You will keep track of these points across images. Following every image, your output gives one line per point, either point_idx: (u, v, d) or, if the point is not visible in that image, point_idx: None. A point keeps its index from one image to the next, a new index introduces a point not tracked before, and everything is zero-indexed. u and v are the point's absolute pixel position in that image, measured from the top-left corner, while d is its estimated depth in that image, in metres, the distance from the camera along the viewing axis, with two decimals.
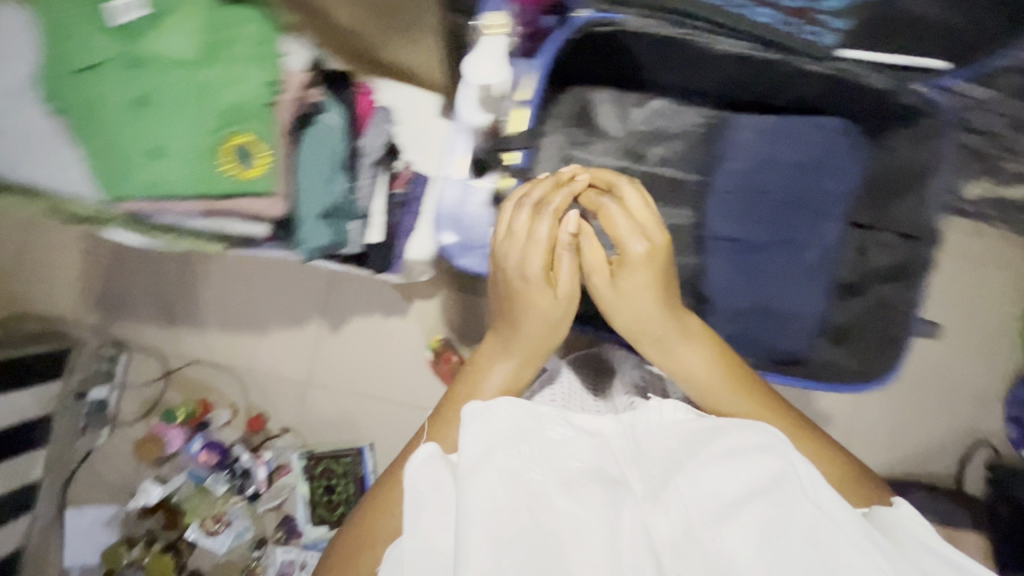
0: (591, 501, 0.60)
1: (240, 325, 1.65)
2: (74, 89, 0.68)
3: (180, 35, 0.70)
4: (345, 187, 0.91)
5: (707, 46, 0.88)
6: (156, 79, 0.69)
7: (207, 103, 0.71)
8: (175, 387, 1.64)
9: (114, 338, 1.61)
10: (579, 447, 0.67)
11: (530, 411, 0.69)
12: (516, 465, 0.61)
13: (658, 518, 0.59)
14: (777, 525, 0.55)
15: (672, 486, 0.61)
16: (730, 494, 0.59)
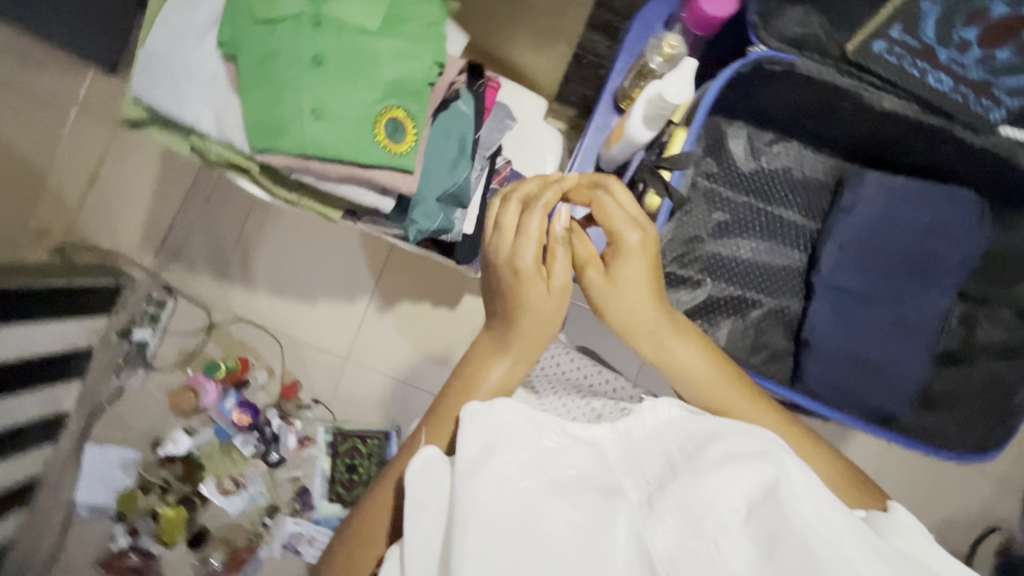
0: (577, 511, 0.59)
1: (291, 290, 1.65)
2: (251, 35, 0.68)
3: (365, 5, 0.70)
4: (466, 175, 0.91)
5: (876, 102, 0.90)
6: (334, 42, 0.69)
7: (377, 74, 0.70)
8: (215, 341, 1.63)
9: (165, 282, 1.61)
10: (575, 454, 0.65)
11: (525, 419, 0.66)
12: (499, 471, 0.60)
13: (655, 529, 0.57)
14: (767, 537, 0.54)
15: (665, 503, 0.59)
16: (722, 509, 0.56)
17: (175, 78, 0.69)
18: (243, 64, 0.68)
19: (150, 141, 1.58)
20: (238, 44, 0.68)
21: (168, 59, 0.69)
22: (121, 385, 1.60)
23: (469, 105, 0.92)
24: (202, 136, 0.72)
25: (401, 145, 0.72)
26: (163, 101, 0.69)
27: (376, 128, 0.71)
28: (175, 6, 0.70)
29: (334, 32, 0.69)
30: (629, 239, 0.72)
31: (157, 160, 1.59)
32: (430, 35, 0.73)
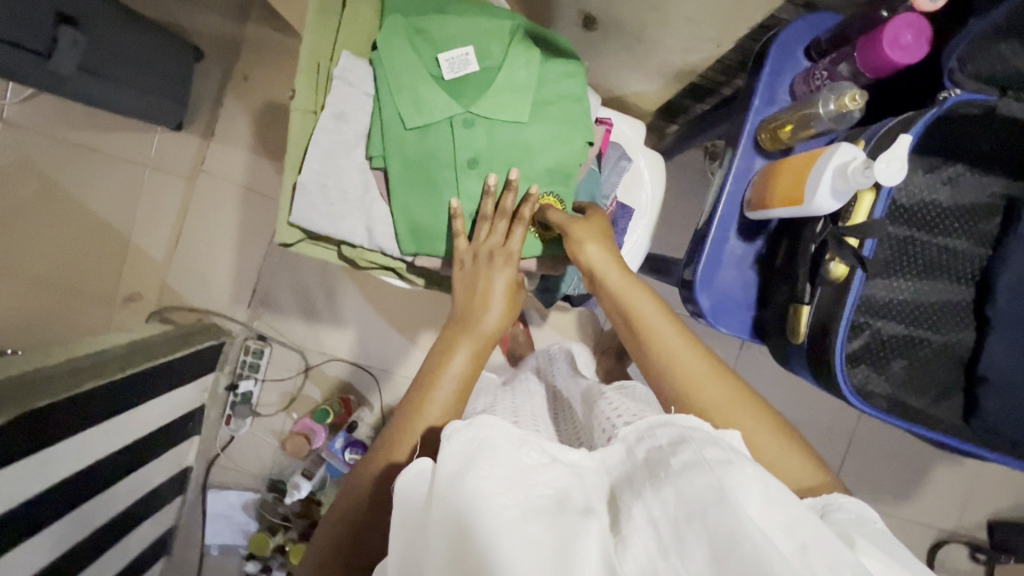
0: (549, 532, 0.48)
1: (379, 325, 1.65)
2: (408, 143, 0.71)
3: (513, 94, 0.73)
4: None
5: None
6: (486, 140, 0.73)
7: (528, 165, 0.74)
8: (313, 382, 1.66)
9: (259, 331, 1.63)
10: (553, 472, 0.53)
11: (504, 431, 0.54)
12: (455, 475, 0.50)
13: (628, 558, 0.46)
14: (727, 554, 0.43)
15: (637, 520, 0.48)
16: (677, 522, 0.46)
17: (331, 197, 0.72)
18: (399, 170, 0.72)
19: (226, 196, 1.58)
20: (390, 152, 0.71)
21: (321, 181, 0.72)
22: (231, 433, 1.65)
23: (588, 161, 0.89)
24: (364, 248, 0.76)
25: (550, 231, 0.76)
26: (321, 220, 0.72)
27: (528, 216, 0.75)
28: (323, 124, 0.72)
29: (484, 130, 0.73)
30: (592, 247, 0.71)
31: (235, 212, 1.59)
32: (576, 115, 0.75)
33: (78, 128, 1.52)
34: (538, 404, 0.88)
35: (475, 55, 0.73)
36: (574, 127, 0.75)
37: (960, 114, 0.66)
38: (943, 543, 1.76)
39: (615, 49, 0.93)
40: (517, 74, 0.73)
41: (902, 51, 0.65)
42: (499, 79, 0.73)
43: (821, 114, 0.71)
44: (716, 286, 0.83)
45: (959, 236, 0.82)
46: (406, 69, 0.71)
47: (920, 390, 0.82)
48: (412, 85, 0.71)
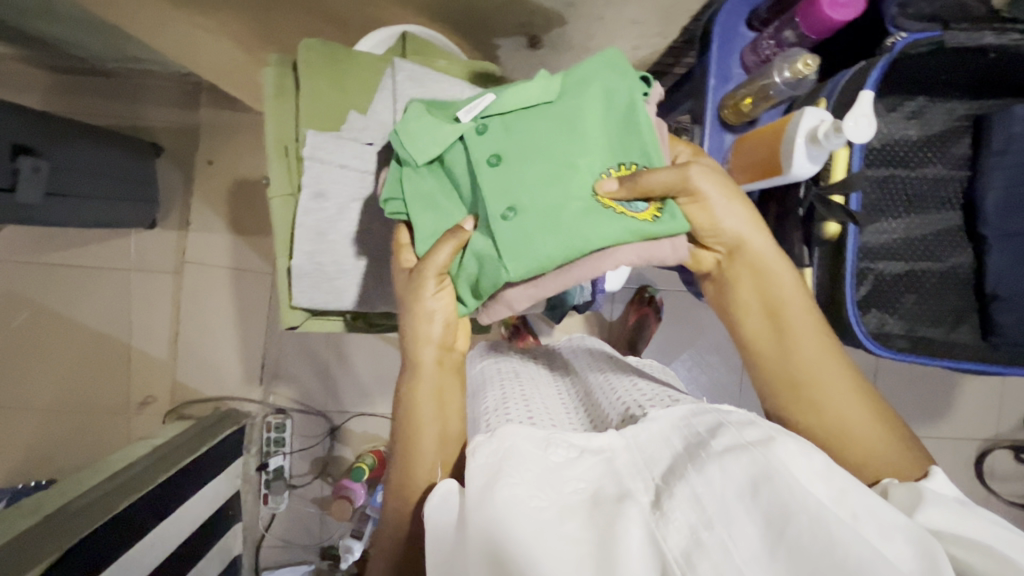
0: (592, 527, 0.48)
1: (393, 371, 1.65)
2: (428, 191, 0.65)
3: (533, 92, 0.63)
4: None
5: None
6: (513, 139, 0.61)
7: (584, 153, 0.60)
8: (342, 441, 1.66)
9: (278, 406, 1.63)
10: (583, 466, 0.56)
11: (525, 436, 0.56)
12: (488, 483, 0.51)
13: (677, 536, 0.46)
14: (778, 515, 0.44)
15: (683, 497, 0.48)
16: (725, 496, 0.47)
17: (328, 273, 0.73)
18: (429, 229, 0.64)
19: (216, 281, 1.58)
20: (409, 199, 0.64)
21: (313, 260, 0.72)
22: (272, 510, 1.64)
23: None
24: (370, 314, 0.79)
25: (645, 210, 0.61)
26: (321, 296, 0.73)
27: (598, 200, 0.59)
28: (303, 205, 0.72)
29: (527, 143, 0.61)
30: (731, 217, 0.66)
31: (228, 294, 1.58)
32: (615, 85, 0.63)
33: (57, 250, 1.55)
34: (552, 393, 0.88)
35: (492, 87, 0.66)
36: (623, 108, 0.63)
37: (913, 54, 0.68)
38: (987, 451, 1.77)
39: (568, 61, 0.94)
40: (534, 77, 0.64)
41: (841, 11, 0.67)
42: (517, 88, 0.63)
43: (776, 83, 0.73)
44: None
45: (936, 165, 0.84)
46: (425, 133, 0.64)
47: (932, 323, 0.84)
48: (436, 143, 0.63)
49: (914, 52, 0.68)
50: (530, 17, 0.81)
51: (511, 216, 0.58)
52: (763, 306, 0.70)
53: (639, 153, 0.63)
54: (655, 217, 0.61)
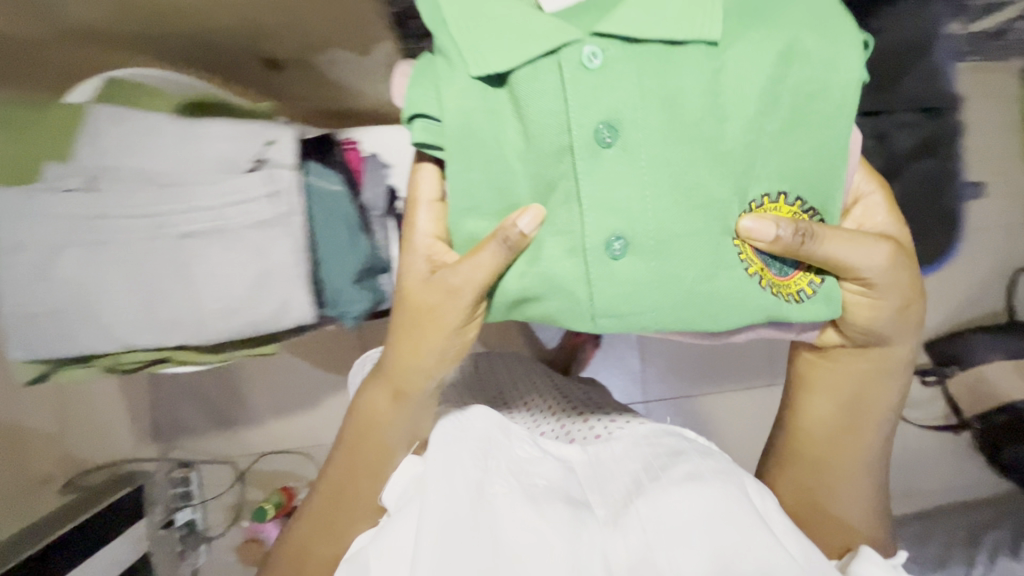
0: (551, 507, 0.73)
1: (291, 404, 1.65)
2: (489, 130, 0.62)
3: (690, 61, 0.61)
4: (369, 247, 0.91)
5: None
6: (638, 101, 0.60)
7: (699, 168, 0.62)
8: (253, 484, 1.65)
9: (179, 460, 1.62)
10: (544, 465, 0.82)
11: (499, 429, 0.86)
12: (480, 477, 0.77)
13: (615, 533, 0.70)
14: (679, 517, 0.69)
15: (627, 507, 0.72)
16: (645, 502, 0.71)
17: None
18: (487, 201, 0.65)
19: None
20: (466, 144, 0.62)
21: None
22: (192, 566, 1.61)
23: (324, 183, 0.88)
24: (119, 351, 0.79)
25: (763, 261, 0.67)
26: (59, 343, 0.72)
27: (739, 245, 0.66)
28: None
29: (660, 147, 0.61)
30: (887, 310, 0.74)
31: None
32: (842, 63, 0.62)
33: None
34: (549, 412, 1.03)
35: (630, 22, 0.61)
36: (791, 89, 0.62)
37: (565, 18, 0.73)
38: None
39: None
40: (698, 23, 0.61)
41: None
42: (659, 69, 0.61)
43: None
44: None
45: None
46: (555, 82, 0.60)
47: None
48: (510, 58, 0.61)
49: None
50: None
51: (617, 247, 0.62)
52: (852, 398, 0.82)
53: (807, 181, 0.67)
54: (803, 289, 0.70)
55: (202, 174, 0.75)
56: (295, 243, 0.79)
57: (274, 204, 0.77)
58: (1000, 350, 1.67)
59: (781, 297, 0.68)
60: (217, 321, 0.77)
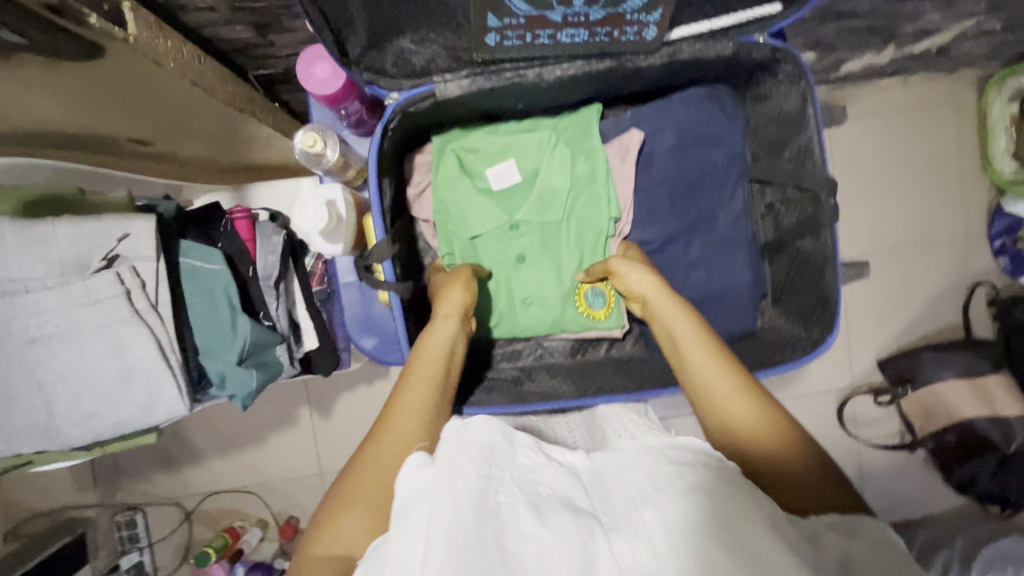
0: (563, 531, 0.41)
1: (231, 445, 1.56)
2: (459, 244, 0.77)
3: (555, 181, 0.76)
4: (250, 325, 0.86)
5: (535, 82, 0.66)
6: (538, 224, 0.77)
7: (567, 270, 0.77)
8: (200, 524, 1.57)
9: (125, 504, 1.57)
10: (552, 472, 0.47)
11: (504, 430, 0.49)
12: (482, 483, 0.43)
13: (625, 555, 0.41)
14: (738, 537, 0.41)
15: (638, 521, 0.43)
16: (693, 514, 0.43)
17: None
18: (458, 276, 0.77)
19: None
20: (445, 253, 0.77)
21: None
22: None
23: (201, 261, 0.85)
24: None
25: (602, 308, 0.78)
26: None
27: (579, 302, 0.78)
28: None
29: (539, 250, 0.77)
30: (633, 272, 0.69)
31: None
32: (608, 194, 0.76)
33: None
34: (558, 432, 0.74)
35: (517, 164, 0.76)
36: (605, 223, 0.76)
37: (414, 112, 0.66)
38: None
39: (203, 151, 0.89)
40: (552, 167, 0.76)
41: (315, 83, 0.65)
42: (541, 185, 0.76)
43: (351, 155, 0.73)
44: (355, 323, 0.84)
45: None
46: (457, 197, 0.76)
47: (582, 355, 0.85)
48: (459, 195, 0.76)
49: (419, 108, 0.66)
50: (127, 135, 0.77)
51: (523, 304, 0.78)
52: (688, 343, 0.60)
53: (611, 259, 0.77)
54: (608, 314, 0.79)
55: (45, 278, 0.71)
56: (157, 339, 0.75)
57: (132, 302, 0.73)
58: (953, 366, 1.31)
59: (590, 322, 0.79)
60: (71, 428, 0.74)
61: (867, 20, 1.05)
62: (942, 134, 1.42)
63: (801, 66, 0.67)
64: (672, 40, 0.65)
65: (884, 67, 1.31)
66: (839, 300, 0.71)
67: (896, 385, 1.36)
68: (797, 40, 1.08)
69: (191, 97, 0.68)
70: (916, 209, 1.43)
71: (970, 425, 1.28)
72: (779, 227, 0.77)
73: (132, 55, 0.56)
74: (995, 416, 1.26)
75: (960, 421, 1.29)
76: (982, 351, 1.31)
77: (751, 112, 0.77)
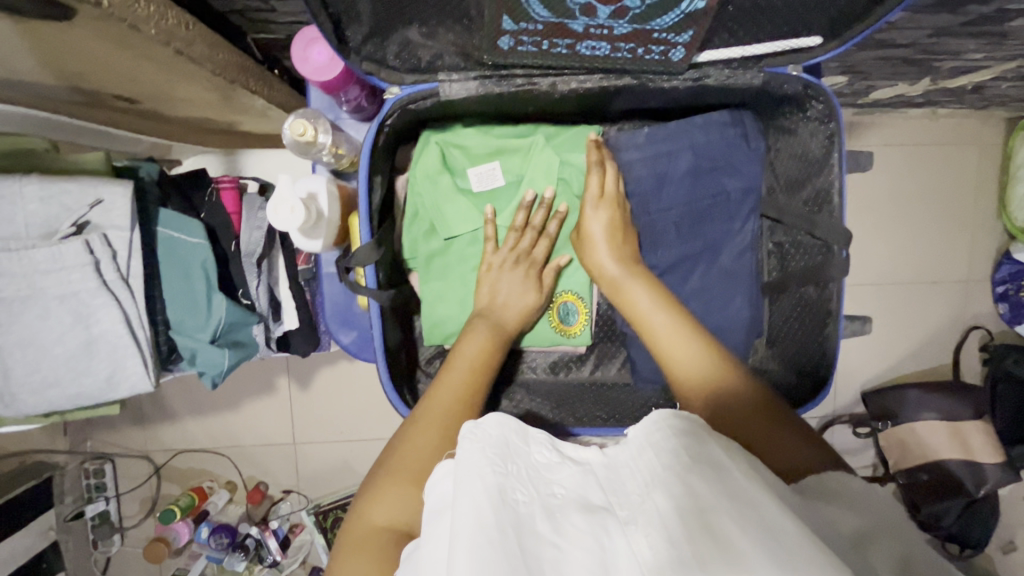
0: (577, 536, 0.39)
1: (208, 406, 1.53)
2: (432, 246, 0.72)
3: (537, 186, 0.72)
4: (226, 305, 0.83)
5: (548, 93, 0.62)
6: None
7: None
8: (169, 479, 1.55)
9: (95, 452, 1.53)
10: (566, 472, 0.45)
11: (518, 427, 0.46)
12: (498, 482, 0.41)
13: (643, 549, 0.38)
14: (751, 510, 0.37)
15: (651, 508, 0.40)
16: (711, 495, 0.38)
17: None
18: (428, 280, 0.73)
19: None
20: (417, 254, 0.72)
21: None
22: (105, 554, 1.54)
23: (181, 233, 0.82)
24: None
25: (572, 326, 0.76)
26: None
27: (550, 317, 0.75)
28: None
29: (535, 236, 0.70)
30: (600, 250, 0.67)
31: None
32: None
33: None
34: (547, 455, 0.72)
35: (502, 168, 0.72)
36: None
37: (414, 108, 0.61)
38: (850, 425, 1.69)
39: (194, 114, 0.83)
40: (535, 171, 0.71)
41: (312, 68, 0.62)
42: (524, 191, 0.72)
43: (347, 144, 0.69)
44: (334, 315, 0.81)
45: None
46: (437, 192, 0.70)
47: (565, 374, 0.83)
48: (438, 192, 0.70)
49: (421, 106, 0.62)
50: (106, 91, 0.70)
51: None
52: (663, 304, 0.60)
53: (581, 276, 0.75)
54: (575, 333, 0.76)
55: (9, 239, 0.67)
56: (125, 312, 0.72)
57: (101, 273, 0.70)
58: (935, 408, 1.28)
59: (561, 338, 0.76)
60: (28, 395, 0.72)
61: (905, 51, 0.99)
62: (963, 174, 1.38)
63: (834, 107, 0.63)
64: (700, 63, 0.60)
65: (917, 98, 1.25)
66: (835, 354, 0.68)
67: (877, 418, 1.33)
68: (828, 65, 1.03)
69: (172, 61, 0.62)
70: (924, 247, 1.39)
71: (944, 468, 1.26)
72: (785, 270, 0.73)
73: (108, 20, 0.50)
74: (971, 462, 1.25)
75: (934, 462, 1.27)
76: (973, 396, 1.29)
77: (772, 145, 0.73)
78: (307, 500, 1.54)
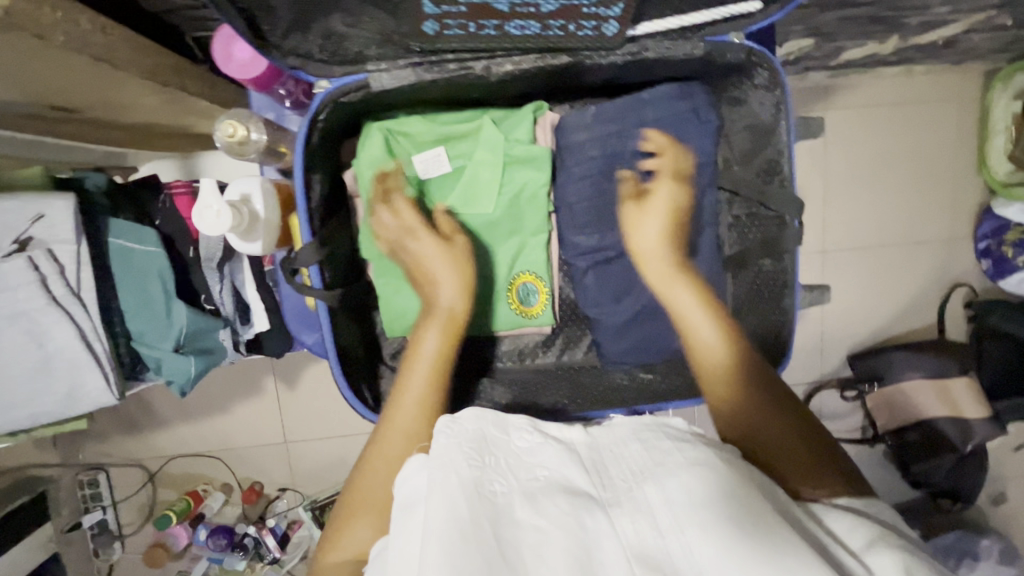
0: (557, 517, 0.38)
1: (196, 411, 1.53)
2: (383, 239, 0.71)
3: (486, 169, 0.70)
4: (187, 313, 0.83)
5: (485, 77, 0.60)
6: (471, 217, 0.71)
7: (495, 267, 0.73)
8: (164, 485, 1.56)
9: (88, 463, 1.54)
10: (548, 453, 0.44)
11: (493, 418, 0.46)
12: (475, 475, 0.41)
13: (626, 530, 0.37)
14: (737, 511, 0.37)
15: (638, 495, 0.39)
16: (693, 486, 0.39)
17: None
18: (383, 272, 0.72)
19: None
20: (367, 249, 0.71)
21: None
22: (108, 561, 1.56)
23: (134, 242, 0.80)
24: None
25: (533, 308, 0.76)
26: None
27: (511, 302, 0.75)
28: None
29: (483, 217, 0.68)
30: (643, 226, 0.66)
31: None
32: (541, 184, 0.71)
33: None
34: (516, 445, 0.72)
35: (447, 154, 0.70)
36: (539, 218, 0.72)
37: (345, 101, 0.59)
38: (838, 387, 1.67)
39: (140, 119, 0.81)
40: (481, 154, 0.70)
41: (236, 67, 0.61)
42: (473, 173, 0.70)
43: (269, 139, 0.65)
44: None
45: None
46: (384, 184, 0.68)
47: (531, 361, 0.82)
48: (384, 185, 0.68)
49: (353, 99, 0.60)
50: (40, 102, 0.68)
51: None
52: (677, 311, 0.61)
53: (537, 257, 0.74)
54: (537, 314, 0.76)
55: None
56: (79, 328, 0.71)
57: (49, 289, 0.69)
58: (920, 366, 1.28)
59: (524, 319, 0.76)
60: None
61: (871, 8, 0.96)
62: (939, 132, 1.36)
63: (778, 72, 0.63)
64: (637, 37, 0.58)
65: (890, 56, 1.21)
66: (794, 323, 0.70)
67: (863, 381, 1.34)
68: (792, 27, 1.00)
69: (95, 67, 0.60)
70: (903, 208, 1.38)
71: (931, 426, 1.27)
72: (741, 241, 0.73)
73: (11, 30, 0.48)
74: (957, 420, 1.25)
75: (919, 421, 1.28)
76: (957, 353, 1.29)
77: (725, 117, 0.71)
78: (303, 496, 1.55)
